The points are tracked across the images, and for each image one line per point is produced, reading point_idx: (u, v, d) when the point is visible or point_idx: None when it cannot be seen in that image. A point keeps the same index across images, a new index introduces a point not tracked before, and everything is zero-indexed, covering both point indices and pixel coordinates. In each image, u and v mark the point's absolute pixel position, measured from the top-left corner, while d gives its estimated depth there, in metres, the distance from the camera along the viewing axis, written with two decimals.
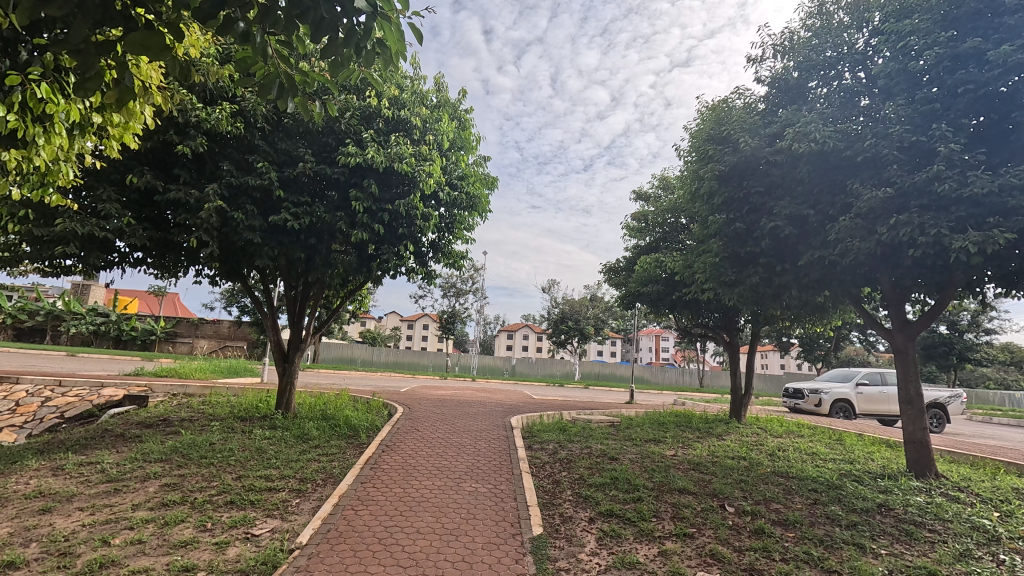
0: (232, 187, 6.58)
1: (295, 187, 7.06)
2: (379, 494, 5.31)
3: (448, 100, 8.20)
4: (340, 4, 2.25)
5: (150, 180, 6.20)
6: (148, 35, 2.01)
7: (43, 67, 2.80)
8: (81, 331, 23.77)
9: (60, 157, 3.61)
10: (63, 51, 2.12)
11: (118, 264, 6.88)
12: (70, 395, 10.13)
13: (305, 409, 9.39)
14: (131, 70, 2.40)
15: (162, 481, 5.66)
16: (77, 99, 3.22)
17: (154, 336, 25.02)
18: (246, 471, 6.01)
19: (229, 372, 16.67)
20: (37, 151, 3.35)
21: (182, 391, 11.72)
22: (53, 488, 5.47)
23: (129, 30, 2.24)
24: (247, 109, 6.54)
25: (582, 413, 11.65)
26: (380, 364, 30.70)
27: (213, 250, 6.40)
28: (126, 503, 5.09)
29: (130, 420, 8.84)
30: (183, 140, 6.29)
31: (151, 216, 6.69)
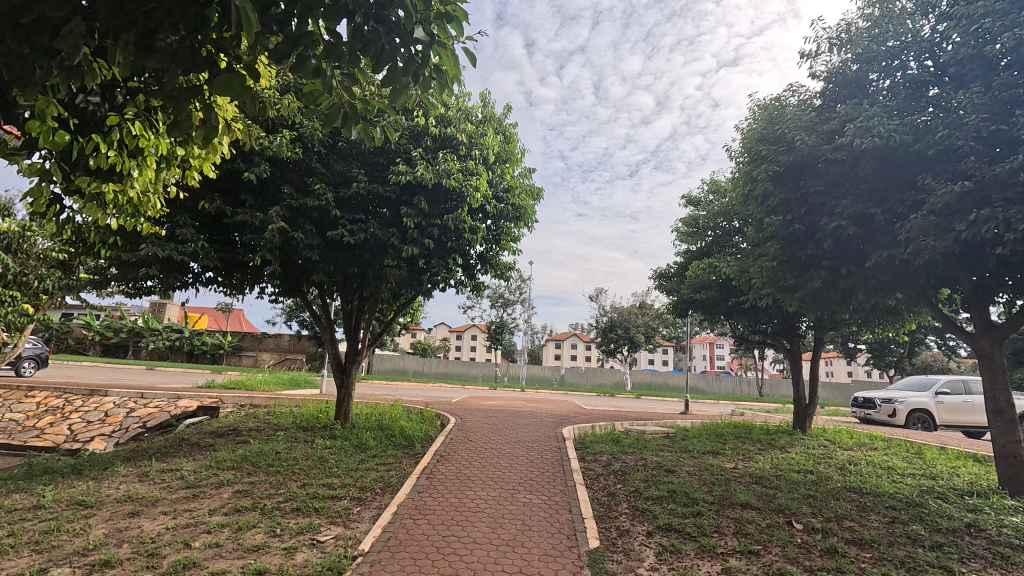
0: (293, 209, 6.95)
1: (351, 206, 7.39)
2: (435, 503, 5.41)
3: (492, 115, 8.37)
4: (399, 35, 2.33)
5: (220, 206, 6.65)
6: (230, 76, 2.14)
7: (135, 107, 3.07)
8: (158, 346, 25.71)
9: (149, 189, 3.90)
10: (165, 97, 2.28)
11: (192, 283, 7.40)
12: (151, 406, 10.98)
13: (362, 419, 9.67)
14: (215, 110, 2.57)
15: (234, 488, 6.01)
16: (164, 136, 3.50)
17: (222, 350, 26.64)
18: (310, 480, 6.26)
19: (289, 384, 17.40)
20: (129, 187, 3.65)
21: (249, 402, 12.38)
22: (139, 493, 5.91)
23: (212, 74, 2.39)
24: (306, 135, 6.95)
25: (635, 423, 11.40)
26: (432, 375, 31.19)
27: (276, 268, 6.78)
28: (203, 508, 5.43)
29: (204, 429, 9.41)
30: (249, 167, 6.73)
31: (221, 238, 7.16)
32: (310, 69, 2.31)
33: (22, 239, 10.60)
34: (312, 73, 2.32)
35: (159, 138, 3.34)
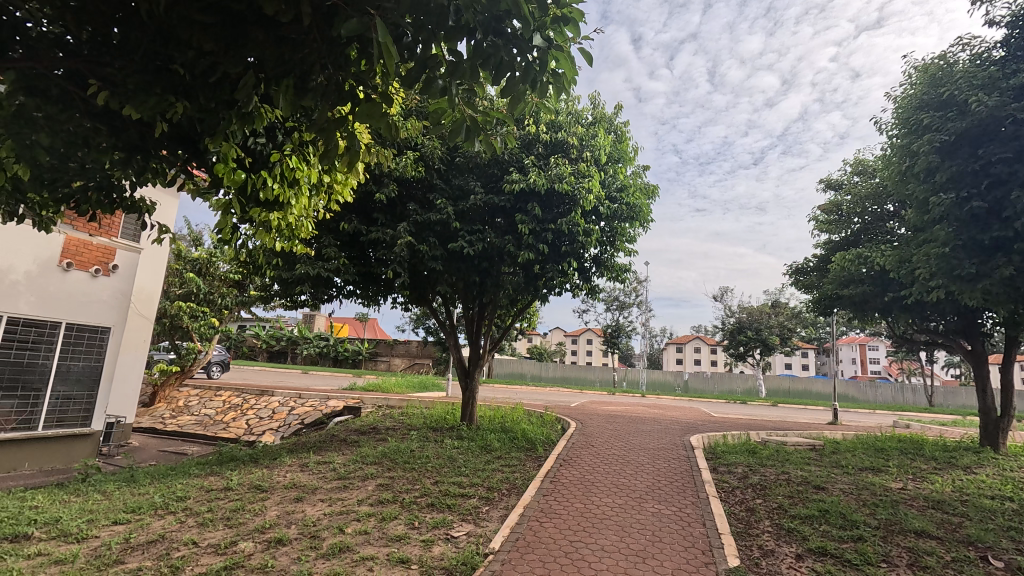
0: (418, 224, 7.48)
1: (469, 217, 7.75)
2: (561, 507, 5.42)
3: (603, 116, 8.27)
4: (516, 46, 2.39)
5: (357, 226, 7.38)
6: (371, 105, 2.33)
7: (292, 142, 3.50)
8: (310, 353, 29.27)
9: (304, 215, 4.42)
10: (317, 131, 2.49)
11: (336, 296, 8.29)
12: (307, 405, 12.56)
13: (486, 422, 10.04)
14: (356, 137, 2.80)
15: (377, 481, 6.59)
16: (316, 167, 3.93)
17: (361, 356, 29.50)
18: (442, 477, 6.65)
19: (419, 387, 18.70)
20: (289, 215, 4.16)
21: (386, 403, 13.53)
22: (302, 481, 6.74)
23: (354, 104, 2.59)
24: (427, 154, 7.46)
25: (773, 434, 10.40)
26: (549, 379, 31.45)
27: (405, 279, 7.32)
28: (352, 498, 6.03)
29: (350, 427, 10.47)
30: (379, 189, 7.39)
31: (358, 255, 7.91)
32: (437, 89, 2.43)
33: (209, 265, 12.90)
34: (439, 93, 2.44)
35: (311, 168, 3.77)
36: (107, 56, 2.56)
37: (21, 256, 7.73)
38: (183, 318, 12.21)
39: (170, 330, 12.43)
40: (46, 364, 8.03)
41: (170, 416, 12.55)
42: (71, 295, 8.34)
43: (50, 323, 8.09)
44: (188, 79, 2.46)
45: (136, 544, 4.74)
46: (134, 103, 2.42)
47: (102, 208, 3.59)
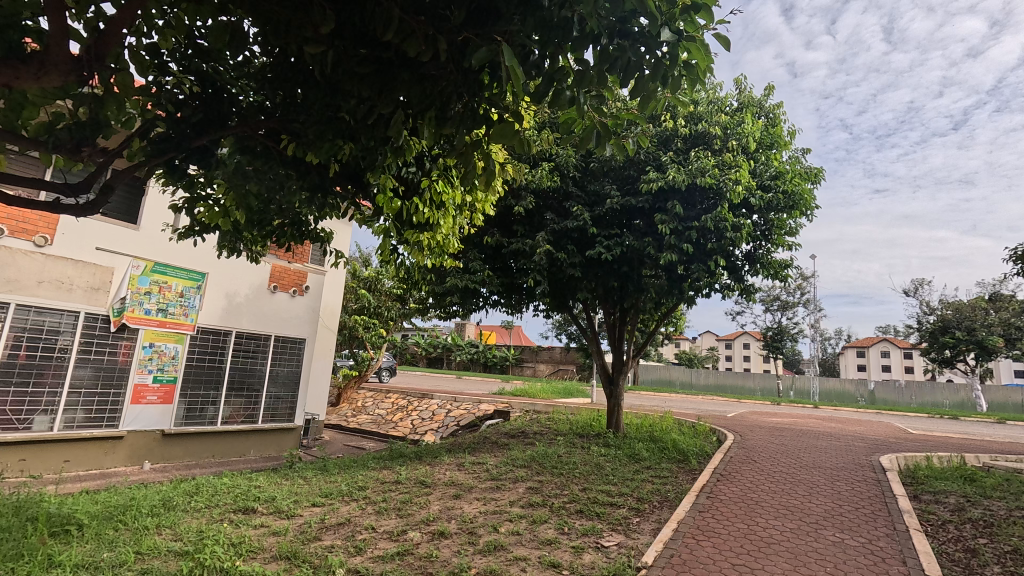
0: (556, 232, 7.62)
1: (606, 222, 7.65)
2: (719, 526, 5.03)
3: (750, 100, 7.61)
4: (644, 43, 2.32)
5: (499, 239, 7.76)
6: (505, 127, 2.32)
7: (437, 168, 3.75)
8: (463, 359, 31.44)
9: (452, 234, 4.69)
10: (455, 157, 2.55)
11: (483, 306, 8.81)
12: (462, 408, 13.49)
13: (633, 430, 9.76)
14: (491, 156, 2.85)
15: (527, 484, 6.82)
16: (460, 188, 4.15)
17: (508, 362, 30.80)
18: (590, 484, 6.63)
19: (565, 393, 18.90)
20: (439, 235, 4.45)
21: (533, 407, 13.92)
22: (460, 479, 7.26)
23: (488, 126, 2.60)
24: (561, 164, 7.60)
25: (1000, 458, 8.39)
26: (701, 387, 29.44)
27: (545, 287, 7.48)
28: (505, 498, 6.32)
29: (501, 430, 10.99)
30: (518, 202, 7.68)
31: (501, 266, 8.29)
32: (566, 101, 2.36)
33: (376, 282, 14.69)
34: (568, 105, 2.36)
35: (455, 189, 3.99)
36: (294, 113, 3.11)
37: (243, 282, 9.64)
38: (359, 329, 14.03)
39: (349, 340, 14.37)
40: (262, 368, 9.90)
41: (352, 415, 14.50)
42: (277, 312, 10.16)
43: (264, 335, 9.94)
44: (351, 124, 2.84)
45: (330, 525, 5.53)
46: (315, 149, 2.93)
47: (296, 238, 4.35)
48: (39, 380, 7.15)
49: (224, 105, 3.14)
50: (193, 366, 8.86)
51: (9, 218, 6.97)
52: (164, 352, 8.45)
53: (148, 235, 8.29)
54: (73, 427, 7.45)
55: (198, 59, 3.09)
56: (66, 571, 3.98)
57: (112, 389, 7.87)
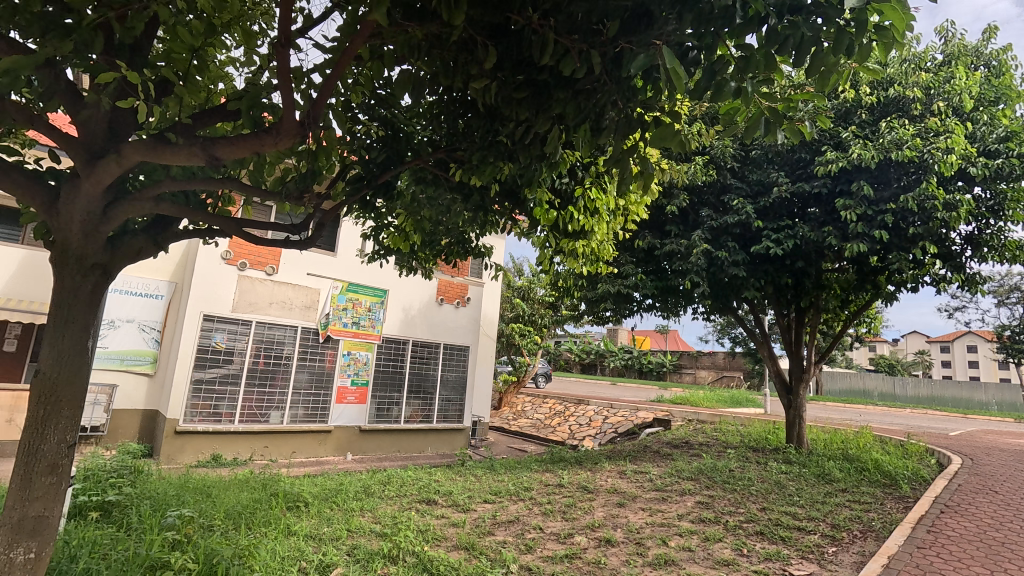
0: (714, 229, 7.13)
1: (774, 213, 6.93)
2: (949, 568, 4.16)
3: (960, 51, 6.37)
4: (820, 14, 2.06)
5: (651, 241, 7.50)
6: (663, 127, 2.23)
7: (590, 175, 3.79)
8: (617, 365, 30.89)
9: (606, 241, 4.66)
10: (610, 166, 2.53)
11: (637, 310, 8.59)
12: (619, 415, 13.27)
13: (820, 446, 8.58)
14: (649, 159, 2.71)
15: (696, 498, 6.43)
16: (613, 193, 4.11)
17: (665, 368, 29.39)
18: (770, 504, 6.00)
19: (732, 402, 17.40)
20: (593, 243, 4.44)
21: (696, 417, 13.08)
22: (622, 488, 7.14)
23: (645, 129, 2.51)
24: (717, 155, 7.16)
25: None
26: (909, 399, 24.64)
27: (705, 289, 7.00)
28: (672, 511, 6.05)
29: (662, 439, 10.55)
30: (670, 201, 7.38)
31: (654, 269, 7.93)
32: (731, 92, 2.21)
33: (529, 291, 15.29)
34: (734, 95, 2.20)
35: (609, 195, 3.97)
36: (459, 142, 3.45)
37: (416, 296, 10.81)
38: (515, 336, 14.72)
39: (507, 347, 15.16)
40: (434, 373, 10.98)
41: (512, 418, 15.24)
42: (444, 322, 11.20)
43: (435, 343, 11.02)
44: (510, 145, 3.03)
45: (501, 521, 5.88)
46: (479, 172, 3.19)
47: (461, 254, 4.77)
48: (273, 382, 8.88)
49: (401, 143, 3.60)
50: (379, 370, 10.17)
51: (250, 254, 8.83)
52: (358, 359, 9.87)
53: (343, 260, 9.80)
54: (297, 421, 9.09)
55: (379, 107, 3.61)
56: (300, 539, 4.87)
57: (321, 391, 9.41)
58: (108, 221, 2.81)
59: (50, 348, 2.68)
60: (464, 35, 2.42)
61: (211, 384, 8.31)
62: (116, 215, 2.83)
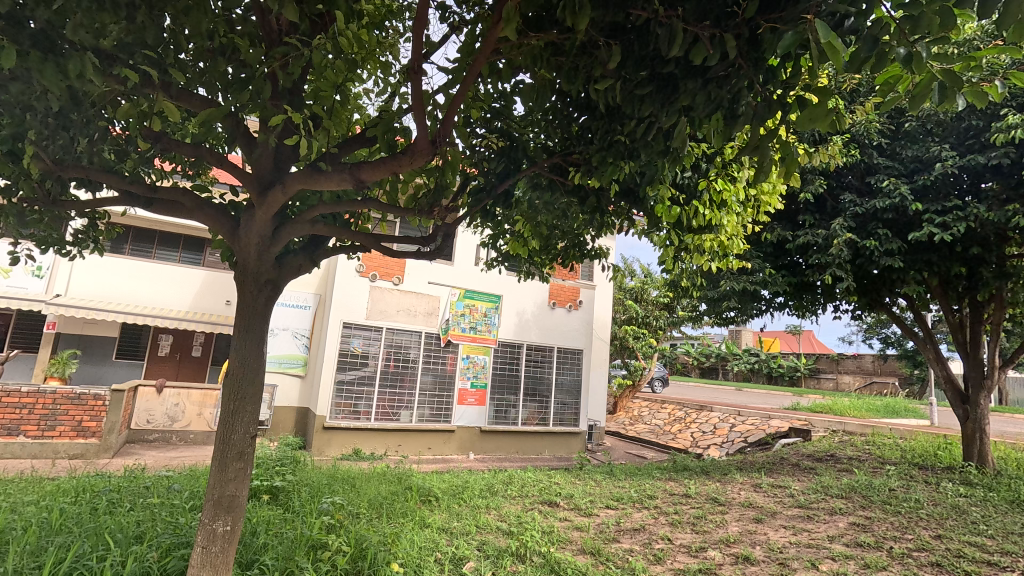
0: (858, 216, 6.39)
1: (935, 193, 6.03)
2: None
3: None
4: None
5: (781, 233, 6.89)
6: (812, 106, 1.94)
7: (716, 167, 3.58)
8: (742, 369, 28.66)
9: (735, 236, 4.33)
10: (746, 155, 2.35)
11: (766, 309, 7.91)
12: (749, 423, 12.30)
13: (1010, 467, 7.18)
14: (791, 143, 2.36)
15: (850, 519, 5.74)
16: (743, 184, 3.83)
17: (799, 372, 26.51)
18: (947, 532, 5.15)
19: (887, 412, 15.24)
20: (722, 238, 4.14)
21: (842, 427, 11.66)
22: (759, 502, 6.59)
23: (787, 112, 2.27)
24: (859, 133, 6.47)
25: None
26: None
27: (851, 283, 6.23)
28: (821, 532, 5.46)
29: (801, 451, 9.57)
30: (803, 188, 6.74)
31: (786, 264, 7.26)
32: (897, 59, 1.92)
33: (643, 292, 14.87)
34: (902, 62, 1.91)
35: (738, 186, 3.70)
36: (575, 145, 3.47)
37: (529, 301, 11.03)
38: (630, 339, 14.35)
39: (621, 350, 14.82)
40: (549, 377, 11.10)
41: (629, 423, 14.84)
42: (557, 326, 11.28)
43: (549, 347, 11.14)
44: (629, 143, 2.97)
45: (626, 529, 5.74)
46: (598, 174, 3.14)
47: (578, 257, 4.77)
48: (402, 383, 9.60)
49: (518, 152, 3.70)
50: (497, 373, 10.52)
51: (379, 266, 9.66)
52: (477, 363, 10.30)
53: (460, 268, 10.33)
54: (424, 420, 9.71)
55: (495, 120, 3.76)
56: (434, 531, 5.19)
57: (445, 393, 9.96)
58: (277, 242, 3.26)
59: (237, 353, 3.18)
60: (585, 37, 2.43)
61: (351, 384, 9.19)
62: (282, 237, 3.28)
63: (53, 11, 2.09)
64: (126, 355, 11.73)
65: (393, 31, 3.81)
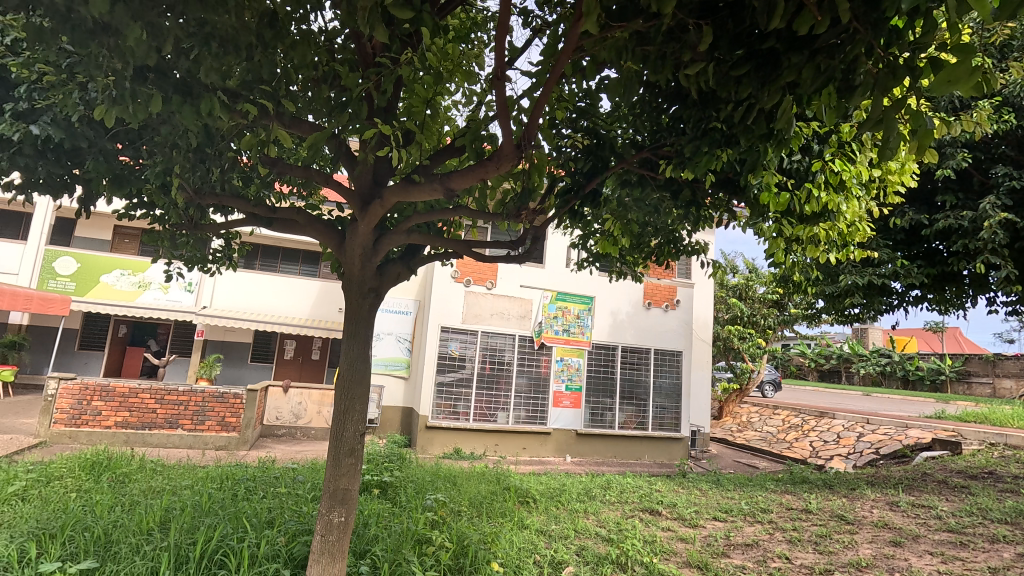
0: (1015, 193, 5.52)
1: None
2: None
3: None
4: None
5: (914, 217, 6.06)
6: (948, 66, 1.66)
7: (832, 146, 3.21)
8: (870, 372, 25.56)
9: (858, 223, 3.86)
10: (867, 131, 2.08)
11: (899, 305, 6.98)
12: (880, 432, 10.94)
13: None
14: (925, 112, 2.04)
15: (1018, 550, 4.86)
16: (865, 164, 3.41)
17: (943, 376, 22.56)
18: None
19: None
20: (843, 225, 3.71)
21: (1002, 440, 9.95)
22: (897, 523, 5.81)
23: (918, 77, 1.96)
24: (1013, 95, 5.56)
25: None
26: None
27: (1010, 271, 5.30)
28: (979, 562, 4.68)
29: (950, 466, 8.31)
30: (940, 164, 5.90)
31: (922, 252, 6.38)
32: None
33: (748, 288, 13.91)
34: None
35: (860, 166, 3.29)
36: (665, 136, 3.31)
37: (623, 301, 10.76)
38: (734, 339, 13.43)
39: (725, 351, 13.91)
40: (647, 380, 10.70)
41: (737, 430, 13.85)
42: (654, 327, 10.87)
43: (645, 349, 10.76)
44: (726, 129, 2.77)
45: (737, 544, 5.34)
46: (692, 166, 2.96)
47: (674, 254, 4.54)
48: (498, 385, 9.79)
49: (605, 149, 3.60)
50: (592, 375, 10.36)
51: (473, 271, 9.94)
52: (571, 365, 10.22)
53: (551, 270, 10.35)
54: (520, 422, 9.82)
55: (581, 118, 3.70)
56: (533, 533, 5.20)
57: (540, 395, 10.00)
58: (377, 252, 3.47)
59: (346, 356, 3.42)
60: (672, 22, 2.30)
61: (450, 386, 9.55)
62: (382, 247, 3.48)
63: (189, 59, 2.40)
64: (259, 359, 13.21)
65: (478, 43, 3.92)
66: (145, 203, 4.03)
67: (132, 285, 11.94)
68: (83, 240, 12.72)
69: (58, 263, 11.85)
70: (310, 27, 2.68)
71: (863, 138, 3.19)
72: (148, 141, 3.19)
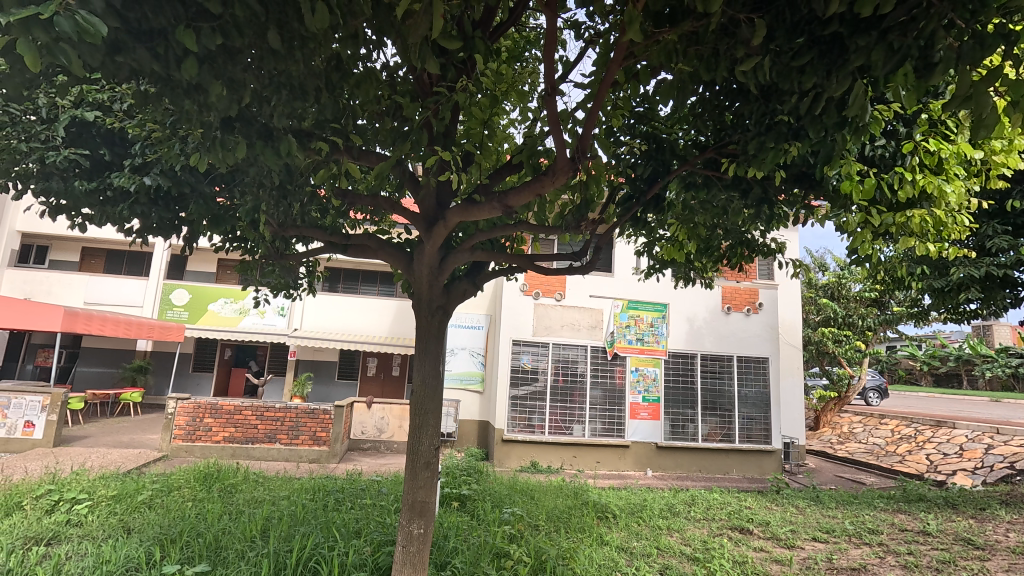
0: None
1: None
2: None
3: None
4: None
5: None
6: None
7: (923, 127, 2.91)
8: None
9: (961, 210, 3.47)
10: (955, 110, 1.90)
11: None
12: (1015, 444, 9.57)
13: None
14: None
15: None
16: (964, 143, 3.06)
17: None
18: None
19: None
20: (944, 213, 3.33)
21: None
22: None
23: (1012, 46, 1.77)
24: None
25: None
26: None
27: None
28: None
29: None
30: None
31: None
32: None
33: (841, 287, 12.81)
34: None
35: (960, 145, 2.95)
36: (730, 134, 3.17)
37: (699, 306, 10.30)
38: (829, 343, 12.32)
39: (818, 356, 12.85)
40: (730, 389, 10.13)
41: (839, 442, 12.69)
42: (734, 332, 10.30)
43: (726, 356, 10.22)
44: (794, 121, 2.61)
45: (841, 567, 4.87)
46: (759, 163, 2.81)
47: (747, 257, 4.28)
48: (572, 398, 9.69)
49: (667, 153, 3.48)
50: (670, 386, 9.97)
51: (541, 284, 9.99)
52: (647, 376, 9.91)
53: (620, 279, 10.15)
54: (597, 435, 9.64)
55: (638, 124, 3.64)
56: (613, 549, 5.05)
57: (615, 407, 9.77)
58: (443, 271, 3.59)
59: (419, 372, 3.55)
60: (723, 19, 2.25)
61: (524, 399, 9.58)
62: (447, 265, 3.60)
63: (269, 107, 2.67)
64: (345, 376, 14.01)
65: (531, 60, 3.98)
66: (238, 237, 4.46)
67: (233, 311, 13.18)
68: (193, 274, 14.26)
69: (174, 295, 13.37)
70: (375, 66, 2.89)
71: (960, 114, 2.86)
72: (238, 183, 3.55)
